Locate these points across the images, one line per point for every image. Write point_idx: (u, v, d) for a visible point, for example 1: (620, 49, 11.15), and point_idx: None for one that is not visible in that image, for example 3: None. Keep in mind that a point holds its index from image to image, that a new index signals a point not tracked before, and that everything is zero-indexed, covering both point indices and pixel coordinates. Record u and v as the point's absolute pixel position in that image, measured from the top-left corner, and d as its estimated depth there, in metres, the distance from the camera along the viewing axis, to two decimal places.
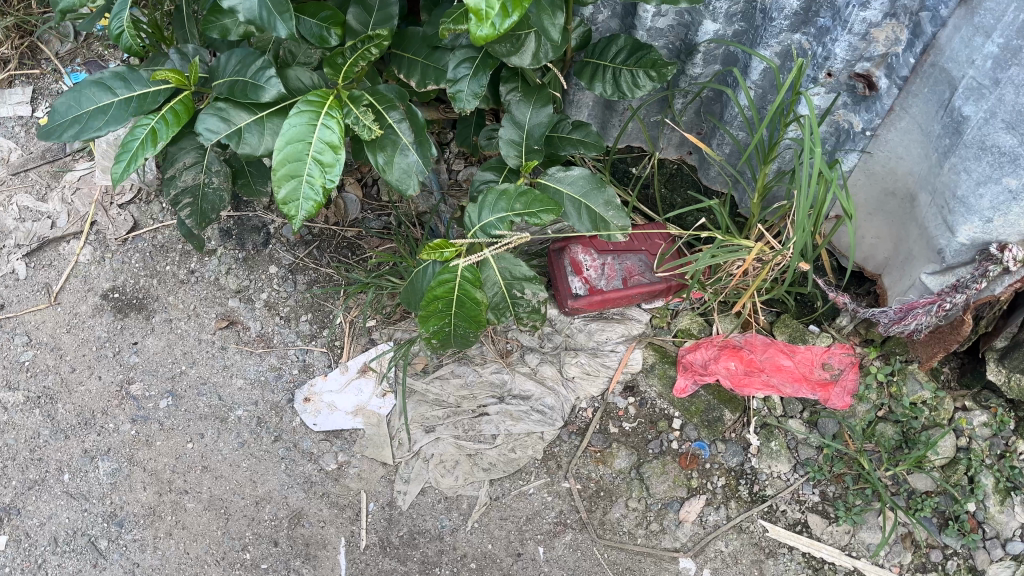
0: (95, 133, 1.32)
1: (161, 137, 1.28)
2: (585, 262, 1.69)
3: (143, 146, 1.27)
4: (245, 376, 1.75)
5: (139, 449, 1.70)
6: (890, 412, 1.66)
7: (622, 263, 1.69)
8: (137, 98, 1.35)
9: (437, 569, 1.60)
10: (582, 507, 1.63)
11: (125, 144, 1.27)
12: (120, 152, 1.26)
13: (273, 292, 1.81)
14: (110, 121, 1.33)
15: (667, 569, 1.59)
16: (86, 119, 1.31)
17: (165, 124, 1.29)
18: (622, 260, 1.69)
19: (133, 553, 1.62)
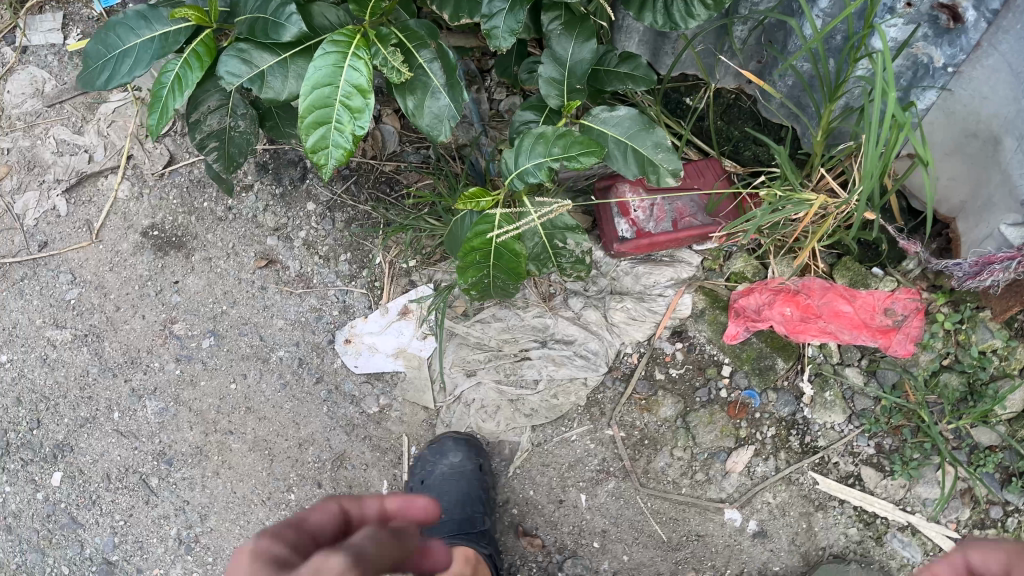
0: (125, 78, 1.25)
1: (189, 85, 1.21)
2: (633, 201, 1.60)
3: (171, 95, 1.21)
4: (285, 316, 1.73)
5: (184, 389, 1.71)
6: (956, 361, 1.55)
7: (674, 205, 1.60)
8: (159, 39, 1.25)
9: None
10: (626, 455, 1.60)
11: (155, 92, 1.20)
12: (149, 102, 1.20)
13: (311, 231, 1.76)
14: (135, 65, 1.25)
15: (712, 519, 1.57)
16: (113, 65, 1.25)
17: (187, 69, 1.21)
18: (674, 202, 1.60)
19: (183, 491, 1.67)
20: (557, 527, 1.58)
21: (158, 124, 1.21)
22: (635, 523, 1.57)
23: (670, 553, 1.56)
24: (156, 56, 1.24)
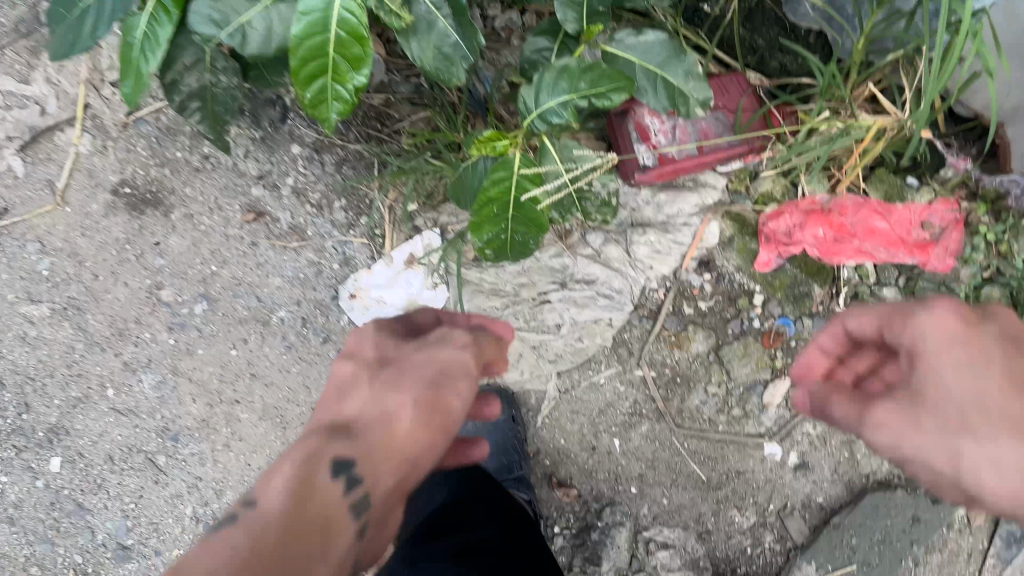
0: (89, 43, 1.06)
1: (159, 45, 1.05)
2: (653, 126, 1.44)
3: (142, 58, 1.06)
4: (282, 274, 1.61)
5: (181, 358, 1.61)
6: (999, 274, 1.45)
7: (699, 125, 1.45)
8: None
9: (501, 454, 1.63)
10: (659, 396, 1.52)
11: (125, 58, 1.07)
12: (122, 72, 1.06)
13: (300, 177, 1.61)
14: (97, 27, 1.05)
15: (751, 455, 1.51)
16: (71, 30, 1.05)
17: (158, 26, 1.05)
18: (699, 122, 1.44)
19: (194, 468, 1.63)
20: (592, 475, 1.52)
21: (133, 93, 1.08)
22: (672, 465, 1.51)
23: (711, 493, 1.50)
24: (119, 12, 1.05)
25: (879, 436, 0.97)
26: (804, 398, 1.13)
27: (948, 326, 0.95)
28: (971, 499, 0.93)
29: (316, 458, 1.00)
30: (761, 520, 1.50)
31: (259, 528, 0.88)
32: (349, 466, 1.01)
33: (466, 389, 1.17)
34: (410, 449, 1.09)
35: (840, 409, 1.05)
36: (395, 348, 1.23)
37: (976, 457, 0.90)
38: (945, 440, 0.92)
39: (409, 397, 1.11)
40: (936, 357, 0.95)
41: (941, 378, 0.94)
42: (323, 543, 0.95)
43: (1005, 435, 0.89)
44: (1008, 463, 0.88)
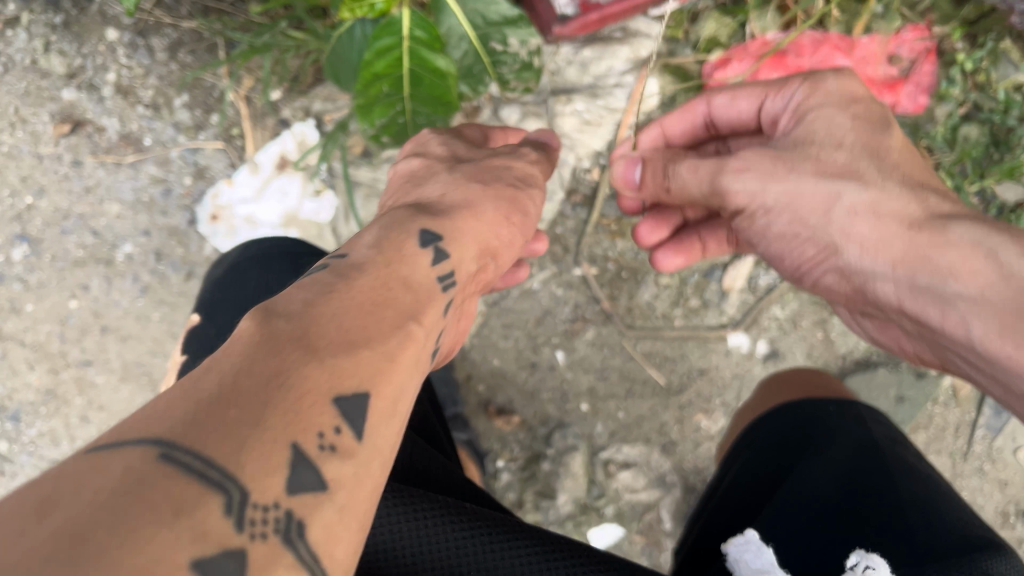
0: None
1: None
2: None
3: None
4: (120, 199, 1.26)
5: (7, 320, 1.26)
6: (976, 109, 1.31)
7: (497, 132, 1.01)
8: None
9: (460, 377, 1.28)
10: (604, 296, 1.29)
11: None
12: None
13: (123, 71, 1.24)
14: None
15: (714, 350, 1.30)
16: None
17: None
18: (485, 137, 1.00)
19: (46, 449, 1.26)
20: (535, 397, 1.28)
21: None
22: (626, 372, 1.30)
23: (673, 399, 1.30)
24: None
25: (735, 198, 0.90)
26: (654, 181, 0.98)
27: (859, 112, 0.87)
28: (847, 277, 0.86)
29: (409, 217, 0.72)
30: None
31: (357, 279, 0.60)
32: (434, 237, 0.71)
33: (541, 199, 0.89)
34: (500, 240, 0.81)
35: (691, 179, 0.93)
36: (468, 150, 0.90)
37: (859, 201, 0.81)
38: (821, 185, 0.83)
39: (457, 183, 0.83)
40: (824, 118, 0.87)
41: (828, 120, 0.86)
42: (428, 284, 0.66)
43: (896, 189, 0.80)
44: (878, 204, 0.80)
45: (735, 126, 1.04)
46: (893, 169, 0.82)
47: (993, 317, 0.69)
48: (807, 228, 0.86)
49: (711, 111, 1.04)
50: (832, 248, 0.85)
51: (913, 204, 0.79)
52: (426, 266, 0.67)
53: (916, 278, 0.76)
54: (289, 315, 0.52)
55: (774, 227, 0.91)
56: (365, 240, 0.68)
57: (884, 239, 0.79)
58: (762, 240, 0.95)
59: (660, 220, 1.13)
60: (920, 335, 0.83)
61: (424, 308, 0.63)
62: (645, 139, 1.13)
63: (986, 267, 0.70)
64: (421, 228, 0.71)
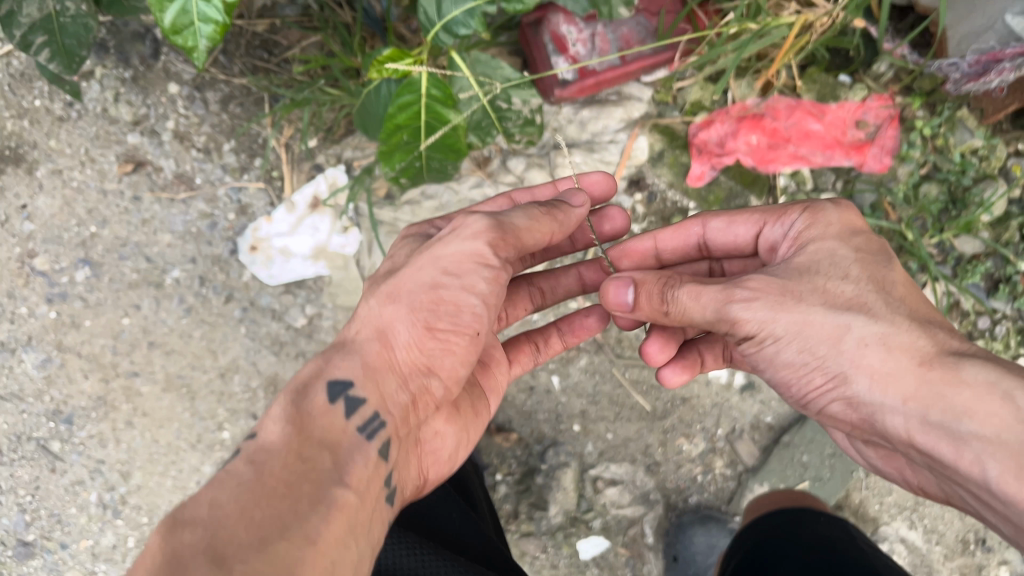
0: None
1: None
2: (529, 283, 1.19)
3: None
4: (172, 230, 1.43)
5: (66, 333, 1.42)
6: (936, 170, 1.45)
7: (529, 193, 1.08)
8: None
9: None
10: (596, 327, 1.43)
11: None
12: None
13: (181, 119, 1.43)
14: None
15: (696, 379, 1.43)
16: None
17: None
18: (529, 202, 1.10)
19: (93, 450, 1.41)
20: (532, 417, 1.42)
21: None
22: (615, 397, 1.43)
23: (658, 424, 1.43)
24: None
25: (743, 327, 0.92)
26: (650, 306, 0.96)
27: (860, 245, 0.94)
28: (855, 408, 0.89)
29: (318, 372, 0.85)
30: (710, 446, 1.43)
31: (267, 462, 0.72)
32: (346, 386, 0.84)
33: (484, 285, 0.88)
34: (427, 363, 0.88)
35: (692, 304, 0.93)
36: (402, 258, 0.97)
37: (870, 333, 0.86)
38: (829, 317, 0.88)
39: (377, 309, 0.90)
40: (828, 252, 0.94)
41: (830, 251, 0.94)
42: (342, 434, 0.80)
43: (903, 324, 0.86)
44: (885, 350, 0.85)
45: (727, 247, 1.12)
46: (900, 304, 0.89)
47: (1012, 459, 0.74)
48: (813, 359, 0.90)
49: (705, 232, 1.12)
50: (840, 379, 0.89)
51: (921, 339, 0.85)
52: (339, 421, 0.81)
53: (928, 414, 0.81)
54: (197, 519, 0.64)
55: (784, 357, 0.93)
56: (278, 406, 0.80)
57: (895, 372, 0.84)
58: (773, 372, 0.98)
59: (668, 339, 1.04)
60: (928, 467, 0.87)
61: (339, 471, 0.76)
62: (637, 249, 1.16)
63: (1003, 408, 0.76)
64: (327, 382, 0.84)
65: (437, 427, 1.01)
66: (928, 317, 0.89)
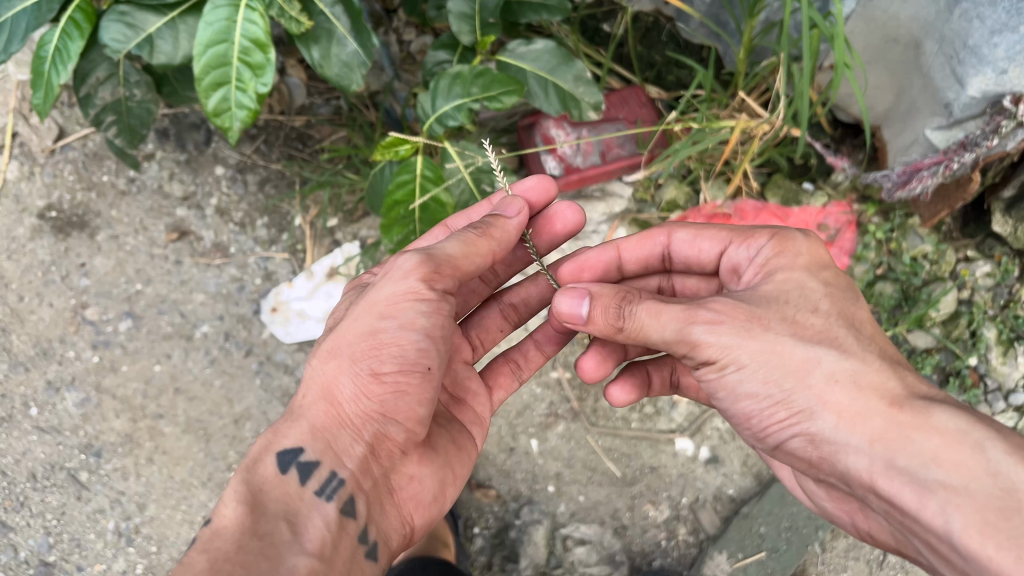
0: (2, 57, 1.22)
1: (69, 58, 1.17)
2: (501, 302, 1.26)
3: (53, 70, 1.18)
4: (205, 290, 1.64)
5: (105, 375, 1.61)
6: (890, 270, 1.59)
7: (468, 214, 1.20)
8: (35, 7, 1.22)
9: None
10: (574, 396, 1.58)
11: (33, 70, 1.19)
12: (32, 79, 1.18)
13: (223, 197, 1.67)
14: (14, 42, 1.22)
15: (664, 450, 1.56)
16: None
17: (67, 39, 1.18)
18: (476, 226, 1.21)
19: (116, 482, 1.57)
20: (510, 476, 1.55)
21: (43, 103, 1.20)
22: (588, 462, 1.56)
23: (626, 489, 1.55)
24: (30, 28, 1.22)
25: (705, 350, 0.93)
26: (605, 320, 0.96)
27: (829, 277, 0.97)
28: (816, 445, 0.91)
29: (269, 444, 0.96)
30: (675, 514, 1.53)
31: (222, 547, 0.82)
32: (296, 453, 0.95)
33: (424, 318, 0.97)
34: (379, 404, 0.97)
35: (652, 324, 0.94)
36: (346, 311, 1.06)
37: (838, 369, 0.89)
38: (800, 348, 0.91)
39: (326, 364, 0.99)
40: (801, 282, 0.96)
41: (800, 282, 0.96)
42: (299, 501, 0.92)
43: (874, 362, 0.90)
44: (846, 390, 0.88)
45: (689, 261, 1.17)
46: (869, 341, 0.92)
47: (976, 513, 0.76)
48: (779, 391, 0.91)
49: (671, 243, 1.17)
50: (805, 414, 0.90)
51: (889, 380, 0.88)
52: (294, 489, 0.92)
53: (894, 458, 0.83)
54: None
55: (744, 385, 0.94)
56: (236, 488, 0.90)
57: (863, 412, 0.86)
58: (736, 408, 0.99)
59: (607, 354, 1.11)
60: (884, 513, 0.89)
61: (293, 543, 0.86)
62: (600, 259, 1.20)
63: (970, 458, 0.79)
64: (278, 452, 0.95)
65: (411, 470, 1.03)
66: (896, 358, 0.91)
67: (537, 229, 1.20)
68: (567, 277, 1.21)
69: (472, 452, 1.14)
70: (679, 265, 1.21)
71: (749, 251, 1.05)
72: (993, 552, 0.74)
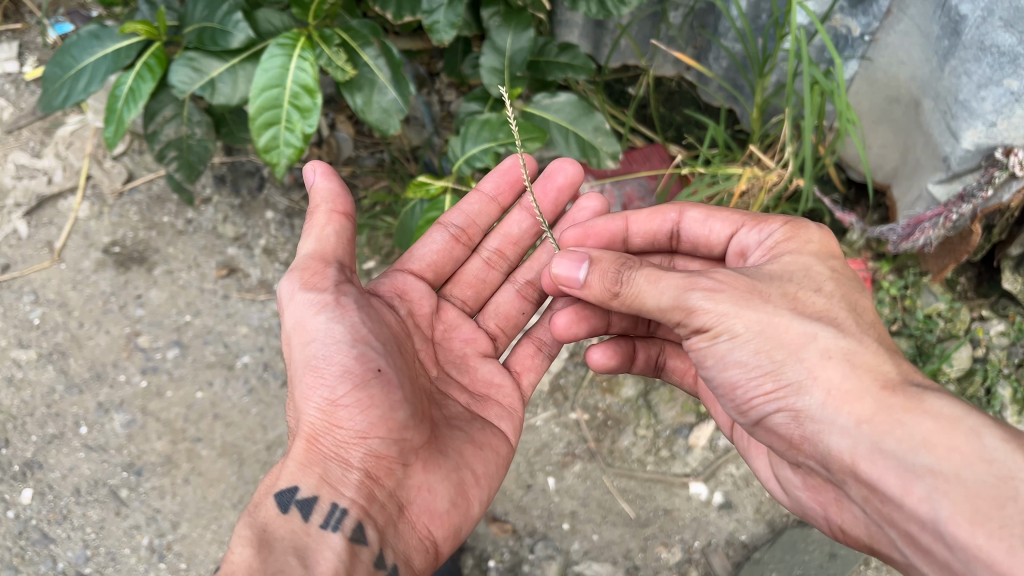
0: (82, 96, 1.38)
1: (140, 97, 1.32)
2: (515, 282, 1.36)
3: (124, 107, 1.33)
4: (248, 323, 1.78)
5: (151, 400, 1.71)
6: (904, 326, 1.62)
7: (464, 209, 1.33)
8: (113, 54, 1.39)
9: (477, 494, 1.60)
10: (591, 437, 1.66)
11: (110, 107, 1.33)
12: (107, 114, 1.33)
13: (271, 238, 1.85)
14: (91, 82, 1.38)
15: (677, 493, 1.59)
16: (71, 83, 1.38)
17: (140, 81, 1.33)
18: (477, 218, 1.34)
19: (153, 500, 1.62)
20: (526, 512, 1.59)
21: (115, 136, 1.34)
22: (603, 502, 1.60)
23: (639, 530, 1.57)
24: (108, 71, 1.38)
25: (700, 315, 1.00)
26: (602, 285, 1.05)
27: (835, 264, 1.07)
28: (801, 422, 0.97)
29: (270, 488, 1.01)
30: (687, 557, 1.54)
31: None
32: (293, 492, 0.99)
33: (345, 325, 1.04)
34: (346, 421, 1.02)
35: (651, 291, 1.02)
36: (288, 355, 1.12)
37: (833, 345, 0.95)
38: (800, 323, 0.97)
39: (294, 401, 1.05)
40: (800, 262, 1.06)
41: (807, 263, 1.05)
42: (307, 536, 0.96)
43: (870, 343, 0.97)
44: (838, 394, 0.93)
45: (697, 240, 1.26)
46: (866, 326, 0.99)
47: (966, 502, 0.81)
48: (769, 361, 0.97)
49: (681, 221, 1.26)
50: (793, 387, 0.96)
51: (884, 363, 0.95)
52: (300, 525, 0.97)
53: (882, 443, 0.89)
54: None
55: (734, 354, 1.00)
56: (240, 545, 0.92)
57: (853, 391, 0.92)
58: (719, 382, 1.05)
59: (579, 316, 1.24)
60: (862, 500, 0.96)
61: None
62: (608, 228, 1.29)
63: (965, 444, 0.84)
64: (277, 494, 1.00)
65: (419, 480, 1.08)
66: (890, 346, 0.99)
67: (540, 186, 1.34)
68: (572, 241, 1.29)
69: (496, 449, 1.20)
70: (685, 245, 1.29)
71: (762, 234, 1.15)
72: (983, 541, 0.79)
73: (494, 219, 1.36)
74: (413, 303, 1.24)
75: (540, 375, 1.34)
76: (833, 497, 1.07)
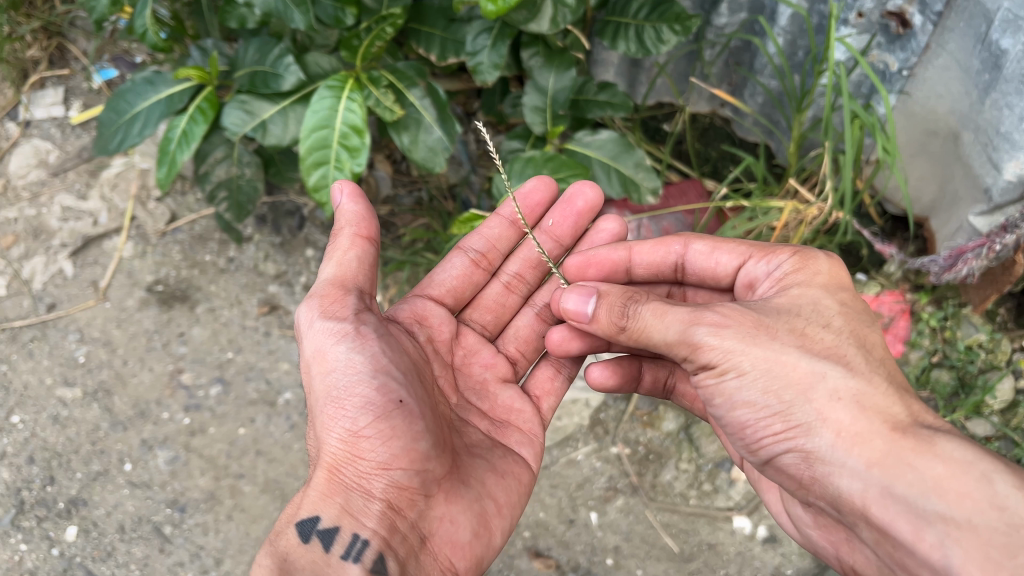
0: (136, 139, 1.42)
1: (193, 139, 1.36)
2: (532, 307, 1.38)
3: (178, 149, 1.36)
4: (290, 359, 1.80)
5: (194, 436, 1.72)
6: (945, 357, 1.61)
7: (484, 234, 1.35)
8: (166, 99, 1.43)
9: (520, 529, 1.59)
10: (633, 471, 1.66)
11: (163, 148, 1.37)
12: (161, 156, 1.37)
13: (311, 275, 1.88)
14: (146, 126, 1.42)
15: (721, 527, 1.59)
16: (126, 127, 1.41)
17: (194, 124, 1.37)
18: (496, 243, 1.36)
19: (197, 536, 1.62)
20: (569, 547, 1.58)
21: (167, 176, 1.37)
22: (646, 537, 1.59)
23: (683, 565, 1.55)
24: (162, 115, 1.42)
25: (706, 352, 1.00)
26: (609, 318, 1.07)
27: (845, 297, 1.06)
28: (810, 463, 0.98)
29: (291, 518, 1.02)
30: None
31: None
32: (315, 521, 1.00)
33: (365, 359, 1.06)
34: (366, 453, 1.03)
35: (658, 326, 1.03)
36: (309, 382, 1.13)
37: (841, 385, 0.96)
38: (804, 360, 0.98)
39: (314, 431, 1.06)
40: (805, 295, 1.05)
41: (815, 297, 1.05)
42: (329, 566, 0.97)
43: (880, 385, 0.97)
44: (849, 430, 0.94)
45: (703, 272, 1.25)
46: (877, 363, 1.00)
47: (978, 549, 0.86)
48: (779, 402, 0.98)
49: (686, 253, 1.25)
50: (803, 428, 0.97)
51: (893, 406, 0.96)
52: (321, 555, 0.98)
53: (892, 485, 0.91)
54: None
55: (744, 393, 1.00)
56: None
57: (864, 433, 0.94)
58: (731, 423, 1.05)
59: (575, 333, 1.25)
60: (873, 540, 0.97)
61: None
62: (609, 258, 1.29)
63: (975, 490, 0.88)
64: (299, 523, 1.01)
65: (442, 512, 1.07)
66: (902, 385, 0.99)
67: (553, 211, 1.35)
68: (574, 270, 1.30)
69: (517, 477, 1.19)
70: (691, 277, 1.29)
71: (770, 267, 1.14)
72: None
73: (513, 245, 1.38)
74: (433, 329, 1.27)
75: (559, 398, 1.34)
76: (844, 535, 1.08)
